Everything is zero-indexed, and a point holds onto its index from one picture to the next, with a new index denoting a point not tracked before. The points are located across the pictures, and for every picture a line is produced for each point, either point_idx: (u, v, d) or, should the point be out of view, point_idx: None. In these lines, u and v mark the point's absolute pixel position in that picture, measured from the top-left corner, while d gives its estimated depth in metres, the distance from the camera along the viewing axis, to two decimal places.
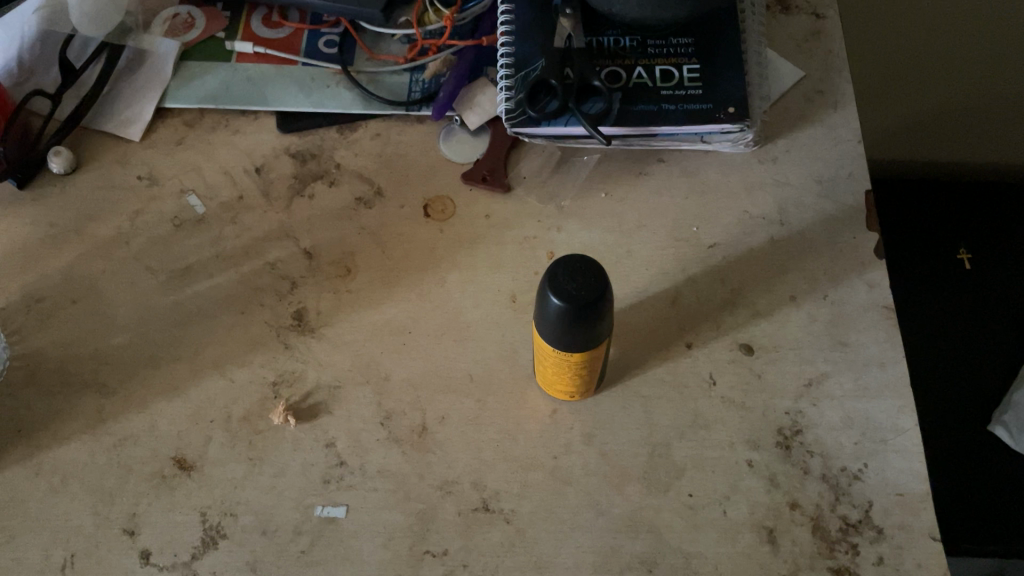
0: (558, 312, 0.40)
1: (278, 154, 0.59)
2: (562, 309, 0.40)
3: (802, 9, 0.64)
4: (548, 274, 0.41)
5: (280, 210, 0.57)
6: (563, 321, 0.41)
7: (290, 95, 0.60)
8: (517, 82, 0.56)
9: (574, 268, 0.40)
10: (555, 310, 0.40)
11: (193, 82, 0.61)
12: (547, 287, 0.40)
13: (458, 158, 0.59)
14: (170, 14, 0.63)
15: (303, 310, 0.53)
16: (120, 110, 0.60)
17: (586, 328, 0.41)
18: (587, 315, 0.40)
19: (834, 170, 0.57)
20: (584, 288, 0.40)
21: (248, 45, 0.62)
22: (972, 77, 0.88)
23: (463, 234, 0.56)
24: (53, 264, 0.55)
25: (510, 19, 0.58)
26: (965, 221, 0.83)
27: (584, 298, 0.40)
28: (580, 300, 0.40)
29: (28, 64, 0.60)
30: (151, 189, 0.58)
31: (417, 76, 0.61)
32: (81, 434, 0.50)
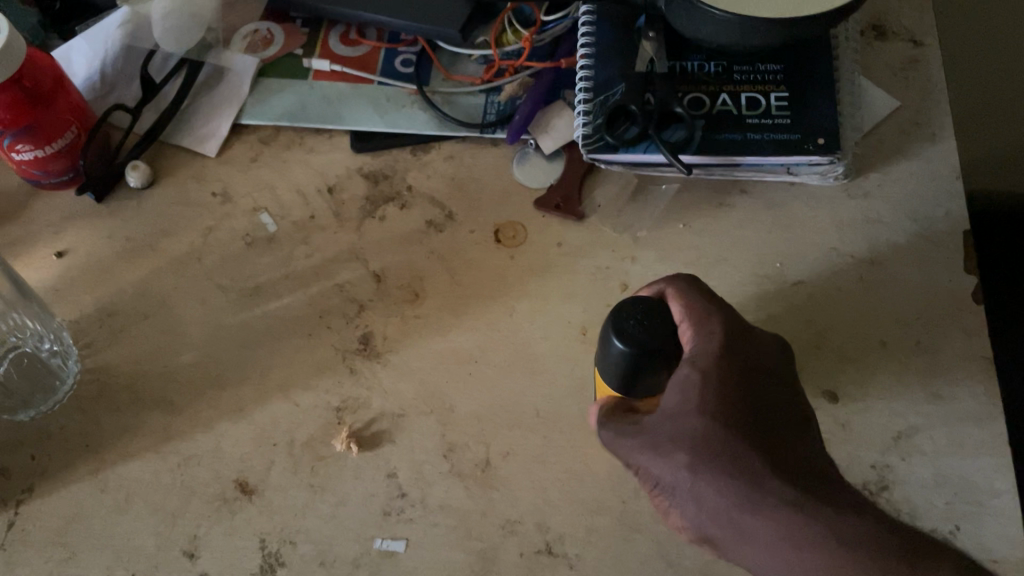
0: (626, 357, 0.41)
1: (351, 174, 0.59)
2: (629, 353, 0.41)
3: (898, 35, 0.61)
4: (609, 321, 0.43)
5: (351, 231, 0.56)
6: (632, 368, 0.42)
7: (365, 115, 0.60)
8: (595, 107, 0.55)
9: (626, 313, 0.42)
10: (618, 354, 0.42)
11: (269, 99, 0.61)
12: (609, 332, 0.42)
13: (532, 183, 0.57)
14: (250, 30, 0.64)
15: (369, 335, 0.53)
16: (197, 126, 0.60)
17: (654, 377, 0.42)
18: (653, 356, 0.41)
19: (930, 207, 0.54)
20: (645, 328, 0.42)
21: (326, 63, 0.61)
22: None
23: (535, 262, 0.55)
24: (127, 279, 0.55)
25: (590, 41, 0.57)
26: None
27: (645, 339, 0.41)
28: (641, 340, 0.41)
29: (109, 77, 0.61)
30: (225, 205, 0.58)
31: (493, 98, 0.60)
32: (146, 452, 0.50)
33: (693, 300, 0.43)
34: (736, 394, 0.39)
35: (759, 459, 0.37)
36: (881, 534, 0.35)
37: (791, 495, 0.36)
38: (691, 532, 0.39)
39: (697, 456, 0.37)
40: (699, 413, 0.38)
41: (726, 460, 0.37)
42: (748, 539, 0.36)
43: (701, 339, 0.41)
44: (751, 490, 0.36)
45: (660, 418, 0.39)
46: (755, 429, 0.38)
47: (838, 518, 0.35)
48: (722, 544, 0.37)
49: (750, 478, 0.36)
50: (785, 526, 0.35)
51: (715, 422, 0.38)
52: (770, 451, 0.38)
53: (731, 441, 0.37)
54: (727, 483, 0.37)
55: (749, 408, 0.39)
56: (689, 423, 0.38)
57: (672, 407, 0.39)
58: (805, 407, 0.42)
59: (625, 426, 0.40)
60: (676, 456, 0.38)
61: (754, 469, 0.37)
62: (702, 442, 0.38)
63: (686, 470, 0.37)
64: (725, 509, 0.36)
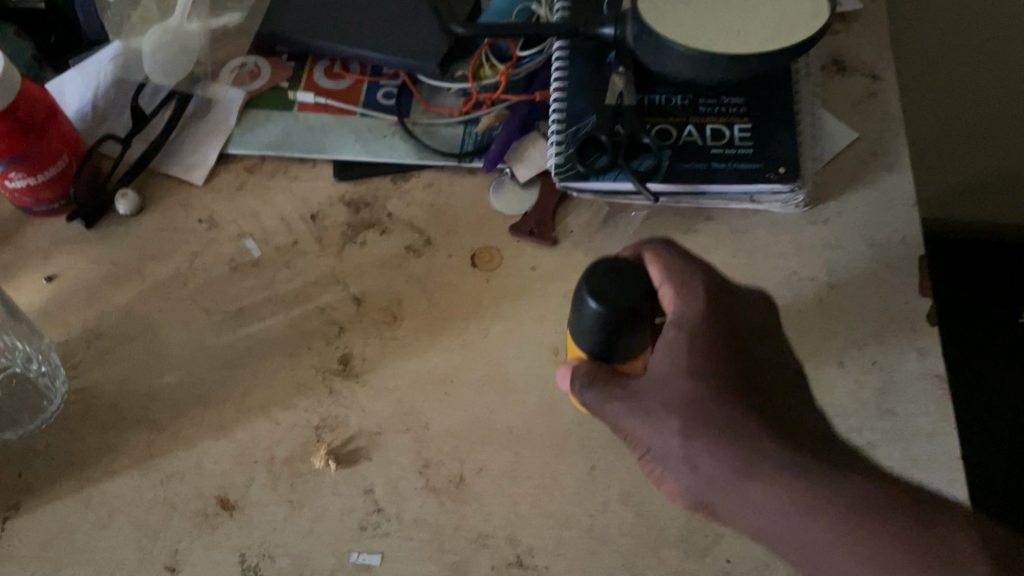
0: (601, 317, 0.42)
1: (333, 201, 0.61)
2: (604, 314, 0.42)
3: (857, 70, 0.64)
4: (584, 280, 0.43)
5: (332, 256, 0.58)
6: (606, 327, 0.42)
7: (348, 145, 0.62)
8: (567, 138, 0.58)
9: (603, 275, 0.42)
10: (592, 314, 0.42)
11: (255, 130, 0.63)
12: (584, 291, 0.42)
13: (507, 210, 0.60)
14: (238, 64, 0.66)
15: (348, 355, 0.54)
16: (185, 155, 0.63)
17: (628, 338, 0.42)
18: (628, 317, 0.41)
19: (887, 234, 0.57)
20: (621, 288, 0.42)
21: (310, 96, 0.64)
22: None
23: (509, 285, 0.57)
24: (114, 302, 0.57)
25: (563, 75, 0.60)
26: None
27: (620, 299, 0.41)
28: (617, 300, 0.41)
29: (101, 108, 0.63)
30: (210, 232, 0.60)
31: (471, 129, 0.62)
32: (130, 468, 0.51)
33: (670, 257, 0.43)
34: (720, 354, 0.41)
35: (752, 424, 0.39)
36: (878, 491, 0.37)
37: (785, 457, 0.38)
38: (685, 497, 0.40)
39: (691, 425, 0.39)
40: (690, 378, 0.40)
41: (718, 430, 0.39)
42: (748, 505, 0.38)
43: (687, 303, 0.42)
44: (747, 457, 0.38)
45: (650, 383, 0.40)
46: (744, 390, 0.40)
47: (839, 480, 0.37)
48: (717, 508, 0.39)
49: (745, 444, 0.38)
50: (784, 492, 0.37)
51: (705, 386, 0.39)
52: (761, 414, 0.40)
53: (722, 407, 0.39)
54: (724, 450, 0.38)
55: (734, 368, 0.41)
56: (680, 390, 0.40)
57: (660, 374, 0.40)
58: (785, 364, 0.43)
59: (614, 393, 0.41)
60: (670, 424, 0.39)
61: (748, 433, 0.39)
62: (695, 409, 0.39)
63: (681, 439, 0.39)
64: (722, 477, 0.38)
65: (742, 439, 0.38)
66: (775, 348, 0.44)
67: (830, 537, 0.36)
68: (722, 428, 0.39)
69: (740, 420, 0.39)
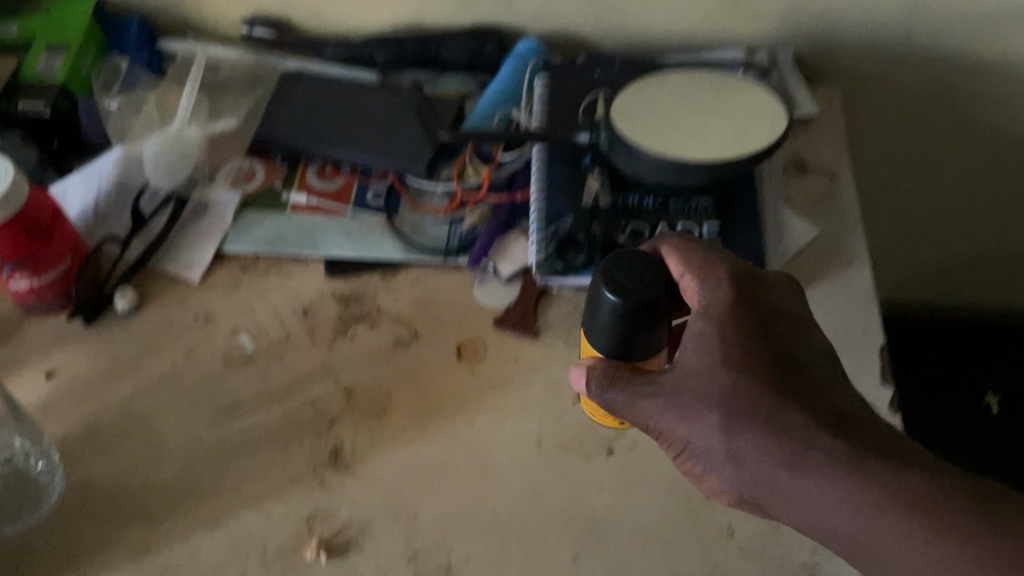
0: (619, 307, 0.47)
1: (325, 297, 0.64)
2: (621, 304, 0.47)
3: (817, 170, 0.68)
4: (600, 276, 0.48)
5: (323, 350, 0.61)
6: (622, 317, 0.47)
7: (339, 242, 0.65)
8: (547, 236, 0.61)
9: (618, 271, 0.48)
10: (608, 308, 0.47)
11: (250, 229, 0.67)
12: (601, 287, 0.47)
13: (491, 304, 0.63)
14: (234, 166, 0.70)
15: (339, 447, 0.56)
16: (182, 254, 0.66)
17: (644, 326, 0.47)
18: (643, 304, 0.46)
19: (850, 325, 0.60)
20: (635, 284, 0.47)
21: (303, 197, 0.68)
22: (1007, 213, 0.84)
23: (493, 377, 0.59)
24: (111, 398, 0.59)
25: (542, 177, 0.63)
26: (972, 370, 1.02)
27: (634, 294, 0.47)
28: (631, 295, 0.46)
29: (101, 210, 0.65)
30: (206, 327, 0.62)
31: (456, 227, 0.66)
32: (124, 562, 0.52)
33: (692, 252, 0.49)
34: (750, 342, 0.45)
35: (786, 407, 0.42)
36: (927, 482, 0.39)
37: (822, 440, 0.41)
38: (731, 494, 0.44)
39: (728, 417, 0.43)
40: (722, 368, 0.44)
41: (754, 420, 0.42)
42: (794, 496, 0.41)
43: (709, 290, 0.48)
44: (784, 445, 0.41)
45: (682, 376, 0.45)
46: (777, 375, 0.44)
47: (880, 464, 0.40)
48: (765, 505, 0.43)
49: (781, 432, 0.42)
50: (827, 479, 0.40)
51: (738, 376, 0.44)
52: (796, 398, 0.43)
53: (756, 395, 0.43)
54: (761, 440, 0.42)
55: (768, 356, 0.45)
56: (714, 379, 0.44)
57: (694, 367, 0.45)
58: (821, 344, 0.48)
59: (646, 391, 0.45)
60: (708, 417, 0.43)
61: (783, 418, 0.42)
62: (731, 401, 0.43)
63: (719, 432, 0.43)
64: (762, 467, 0.42)
65: (780, 426, 0.42)
66: (811, 333, 0.48)
67: (875, 514, 0.39)
68: (757, 416, 0.42)
69: (774, 404, 0.43)
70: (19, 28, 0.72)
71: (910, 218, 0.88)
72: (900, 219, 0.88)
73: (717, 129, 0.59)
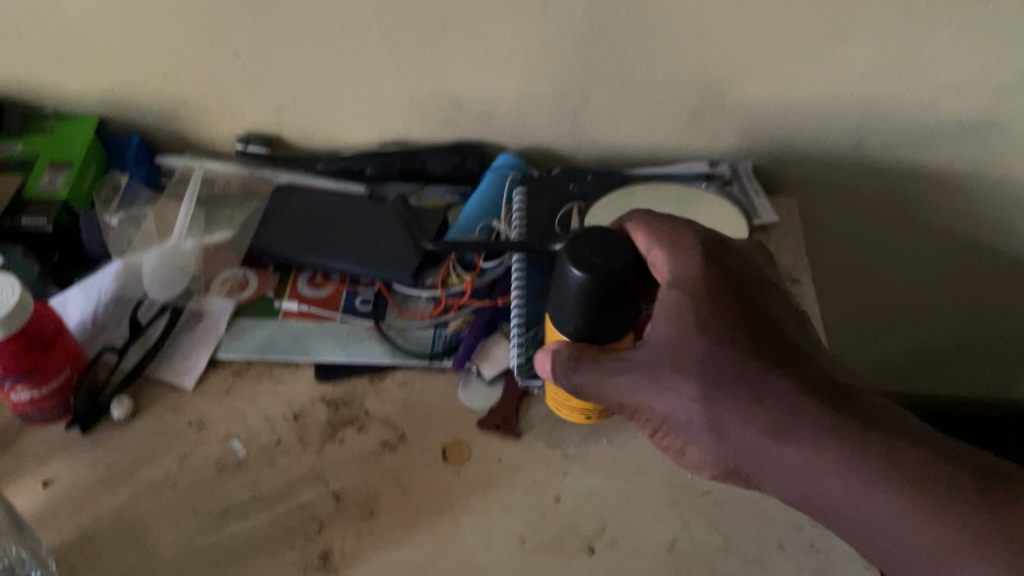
0: (586, 283, 0.50)
1: (314, 401, 0.66)
2: (587, 280, 0.50)
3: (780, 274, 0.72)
4: (565, 255, 0.51)
5: (313, 453, 0.63)
6: (589, 291, 0.51)
7: (329, 348, 0.69)
8: (528, 340, 0.65)
9: (582, 249, 0.51)
10: (576, 283, 0.51)
11: (244, 335, 0.70)
12: (567, 266, 0.51)
13: (475, 405, 0.66)
14: (228, 275, 0.74)
15: (328, 550, 0.58)
16: (178, 361, 0.68)
17: (610, 297, 0.51)
18: (608, 278, 0.50)
19: None
20: (599, 257, 0.51)
21: (295, 304, 0.71)
22: (964, 302, 0.90)
23: (478, 478, 0.61)
24: (106, 505, 0.60)
25: (522, 284, 0.67)
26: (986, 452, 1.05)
27: (599, 267, 0.50)
28: (596, 267, 0.50)
29: (100, 320, 0.68)
30: (200, 433, 0.64)
31: (440, 330, 0.70)
32: None
33: (660, 231, 0.54)
34: (720, 312, 0.50)
35: (759, 372, 0.47)
36: (894, 442, 0.44)
37: (795, 405, 0.45)
38: (713, 465, 0.48)
39: (707, 385, 0.47)
40: (699, 340, 0.49)
41: (731, 388, 0.47)
42: (772, 462, 0.45)
43: (677, 261, 0.52)
44: (765, 412, 0.46)
45: (655, 350, 0.50)
46: (748, 341, 0.49)
47: (854, 431, 0.44)
48: (742, 473, 0.47)
49: (756, 399, 0.46)
50: (805, 445, 0.44)
51: (712, 348, 0.48)
52: (767, 362, 0.48)
53: (730, 363, 0.48)
54: (737, 408, 0.46)
55: (738, 324, 0.49)
56: (691, 353, 0.48)
57: (671, 339, 0.49)
58: (783, 306, 0.53)
59: (617, 370, 0.50)
60: (684, 391, 0.48)
61: (757, 385, 0.47)
62: (708, 373, 0.48)
63: (696, 403, 0.47)
64: (743, 435, 0.46)
65: (755, 395, 0.46)
66: (771, 296, 0.53)
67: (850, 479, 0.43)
68: (734, 387, 0.47)
69: (751, 374, 0.47)
70: (23, 147, 0.76)
71: (863, 316, 0.95)
72: (854, 318, 0.96)
73: None
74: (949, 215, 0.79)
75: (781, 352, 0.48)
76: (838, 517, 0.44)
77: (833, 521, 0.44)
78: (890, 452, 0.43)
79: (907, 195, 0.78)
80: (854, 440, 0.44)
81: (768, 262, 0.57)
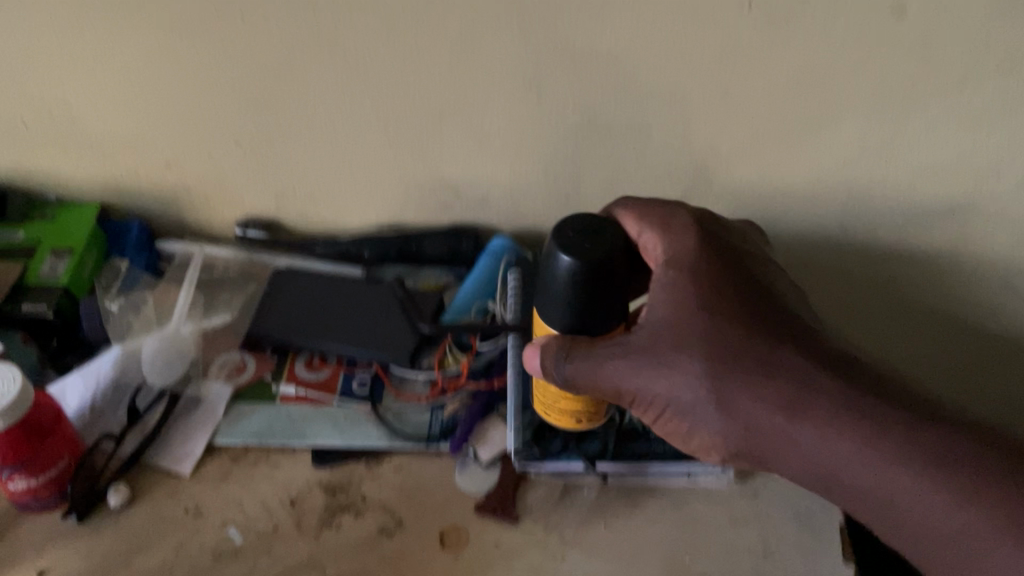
0: (575, 267, 0.52)
1: (311, 486, 0.66)
2: (576, 264, 0.52)
3: None
4: (553, 241, 0.54)
5: (310, 539, 0.63)
6: (575, 277, 0.53)
7: (326, 431, 0.69)
8: (524, 422, 0.65)
9: (571, 237, 0.54)
10: (564, 268, 0.53)
11: (241, 420, 0.70)
12: (556, 252, 0.53)
13: (473, 489, 0.66)
14: (225, 358, 0.75)
15: None
16: (175, 448, 0.68)
17: (599, 283, 0.53)
18: (596, 264, 0.52)
19: (808, 504, 0.64)
20: (587, 243, 0.53)
21: (292, 388, 0.72)
22: (953, 387, 0.90)
23: (477, 564, 0.61)
24: None
25: (518, 367, 0.68)
26: None
27: (587, 253, 0.52)
28: (585, 253, 0.52)
29: (98, 406, 0.68)
30: (196, 520, 0.64)
31: (437, 413, 0.70)
32: None
33: (647, 213, 0.61)
34: (709, 289, 0.57)
35: (749, 345, 0.53)
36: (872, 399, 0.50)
37: (781, 373, 0.52)
38: (714, 441, 0.53)
39: (709, 363, 0.53)
40: (696, 316, 0.55)
41: (732, 364, 0.53)
42: (769, 427, 0.51)
43: (667, 246, 0.60)
44: (767, 384, 0.52)
45: (657, 329, 0.55)
46: (735, 314, 0.55)
47: (837, 393, 0.51)
48: (742, 446, 0.53)
49: (747, 369, 0.52)
50: (797, 411, 0.51)
51: (707, 325, 0.54)
52: (752, 332, 0.54)
53: (722, 336, 0.54)
54: (735, 379, 0.52)
55: (725, 298, 0.56)
56: (691, 328, 0.54)
57: (670, 320, 0.55)
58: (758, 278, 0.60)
59: (619, 354, 0.54)
60: (686, 369, 0.53)
61: (748, 357, 0.53)
62: (706, 350, 0.53)
63: (698, 378, 0.53)
64: (743, 405, 0.52)
65: (746, 368, 0.52)
66: (748, 268, 0.60)
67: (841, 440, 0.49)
68: (727, 365, 0.53)
69: (741, 348, 0.53)
70: (24, 234, 0.77)
71: None
72: None
73: None
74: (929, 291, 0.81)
75: (769, 326, 0.55)
76: (835, 476, 0.50)
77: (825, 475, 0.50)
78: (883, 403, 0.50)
79: (886, 276, 0.81)
80: (848, 397, 0.50)
81: (751, 239, 0.65)
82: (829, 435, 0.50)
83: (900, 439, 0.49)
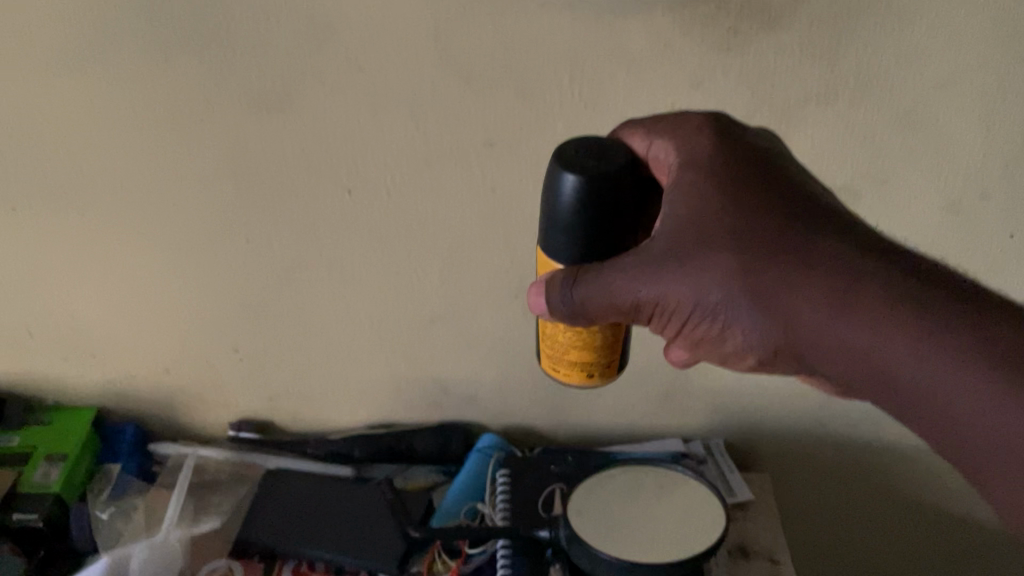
0: (579, 185, 0.45)
1: None
2: (580, 182, 0.45)
3: (759, 555, 0.74)
4: (554, 163, 0.47)
5: None
6: (582, 197, 0.45)
7: None
8: None
9: (574, 156, 0.47)
10: (568, 191, 0.46)
11: None
12: (558, 171, 0.46)
13: None
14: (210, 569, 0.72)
15: None
16: None
17: (607, 208, 0.46)
18: (603, 181, 0.45)
19: None
20: (593, 162, 0.46)
21: None
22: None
23: None
24: None
25: None
26: None
27: (593, 173, 0.45)
28: (590, 173, 0.45)
29: None
30: None
31: None
32: None
33: (657, 118, 0.52)
34: (735, 182, 0.47)
35: (786, 242, 0.44)
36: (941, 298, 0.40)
37: (827, 271, 0.42)
38: (751, 347, 0.45)
39: (743, 258, 0.44)
40: (720, 222, 0.45)
41: (772, 260, 0.43)
42: (813, 328, 0.42)
43: (680, 146, 0.49)
44: (814, 279, 0.42)
45: (673, 239, 0.46)
46: (769, 209, 0.45)
47: (898, 291, 0.40)
48: (783, 347, 0.44)
49: (786, 268, 0.43)
50: (850, 309, 0.41)
51: (734, 223, 0.45)
52: (790, 227, 0.44)
53: (754, 237, 0.44)
54: (770, 282, 0.43)
55: (756, 192, 0.46)
56: (715, 235, 0.45)
57: (688, 223, 0.46)
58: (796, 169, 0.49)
59: (628, 268, 0.46)
60: (711, 273, 0.44)
61: (785, 256, 0.43)
62: (736, 252, 0.44)
63: (724, 283, 0.44)
64: (784, 306, 0.43)
65: (783, 267, 0.43)
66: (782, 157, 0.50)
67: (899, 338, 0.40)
68: (758, 267, 0.43)
69: (777, 247, 0.43)
70: (20, 439, 0.78)
71: None
72: None
73: (654, 528, 0.65)
74: (917, 485, 0.83)
75: (820, 214, 0.45)
76: (899, 384, 0.40)
77: (878, 386, 0.41)
78: (958, 309, 0.39)
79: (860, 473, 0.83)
80: (916, 294, 0.40)
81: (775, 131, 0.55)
82: (892, 337, 0.40)
83: (977, 338, 0.38)
